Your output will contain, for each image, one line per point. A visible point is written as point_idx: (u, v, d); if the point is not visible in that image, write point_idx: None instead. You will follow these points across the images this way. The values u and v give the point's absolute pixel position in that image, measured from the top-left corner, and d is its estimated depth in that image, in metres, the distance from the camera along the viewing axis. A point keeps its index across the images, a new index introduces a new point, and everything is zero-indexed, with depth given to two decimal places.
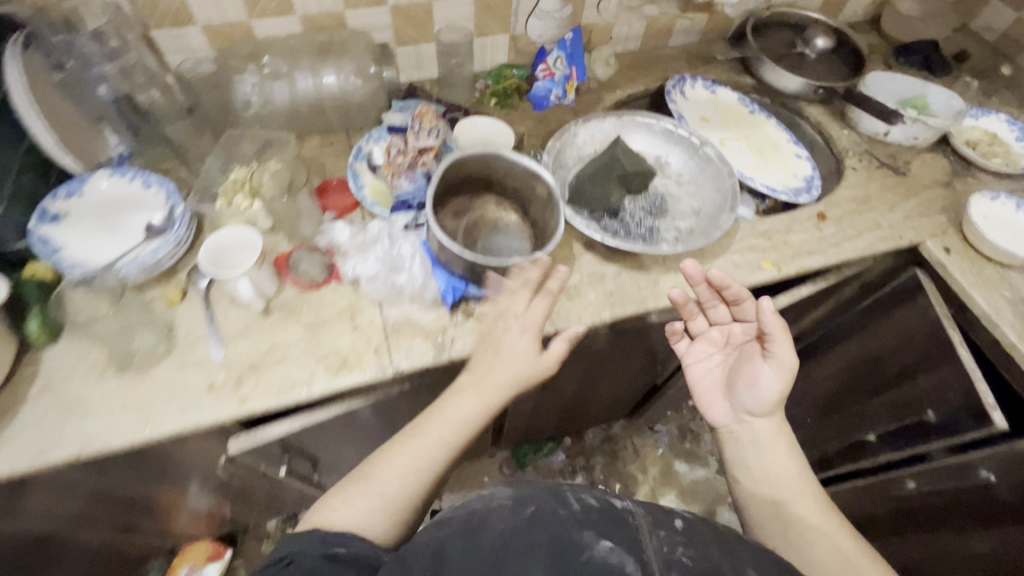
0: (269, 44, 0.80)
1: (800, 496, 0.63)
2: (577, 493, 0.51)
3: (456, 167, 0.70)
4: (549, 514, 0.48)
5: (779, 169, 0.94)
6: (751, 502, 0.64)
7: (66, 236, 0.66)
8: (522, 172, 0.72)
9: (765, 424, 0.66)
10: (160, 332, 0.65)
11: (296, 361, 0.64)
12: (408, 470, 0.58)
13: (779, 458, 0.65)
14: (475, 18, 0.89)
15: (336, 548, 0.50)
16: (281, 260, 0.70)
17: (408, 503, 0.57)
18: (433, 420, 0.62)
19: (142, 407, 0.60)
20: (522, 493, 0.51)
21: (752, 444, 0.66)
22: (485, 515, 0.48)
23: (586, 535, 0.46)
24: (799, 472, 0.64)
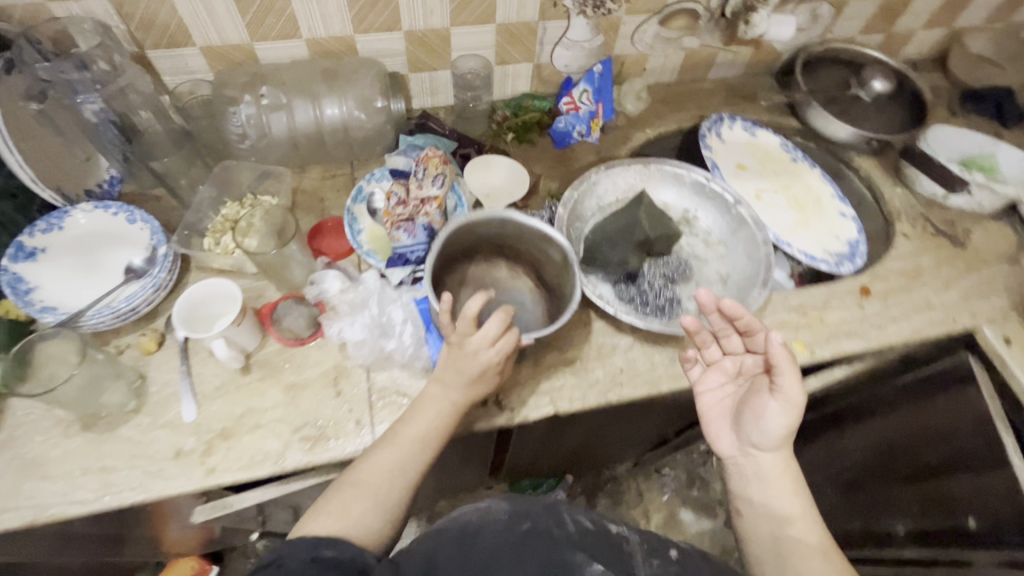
0: (273, 68, 0.74)
1: (811, 542, 0.54)
2: (572, 515, 0.55)
3: (461, 234, 0.63)
4: (543, 532, 0.52)
5: (820, 229, 0.85)
6: (755, 551, 0.56)
7: (41, 275, 0.62)
8: (532, 235, 0.64)
9: (772, 459, 0.57)
10: (131, 387, 0.60)
11: (272, 428, 0.60)
12: (363, 499, 0.52)
13: (782, 496, 0.56)
14: (496, 45, 0.82)
15: (324, 550, 0.46)
16: (265, 313, 0.65)
17: (395, 507, 0.53)
18: (392, 441, 0.56)
19: (104, 471, 0.56)
20: (519, 509, 0.55)
21: (754, 480, 0.57)
22: (483, 526, 0.52)
23: (578, 556, 0.50)
24: (804, 513, 0.56)
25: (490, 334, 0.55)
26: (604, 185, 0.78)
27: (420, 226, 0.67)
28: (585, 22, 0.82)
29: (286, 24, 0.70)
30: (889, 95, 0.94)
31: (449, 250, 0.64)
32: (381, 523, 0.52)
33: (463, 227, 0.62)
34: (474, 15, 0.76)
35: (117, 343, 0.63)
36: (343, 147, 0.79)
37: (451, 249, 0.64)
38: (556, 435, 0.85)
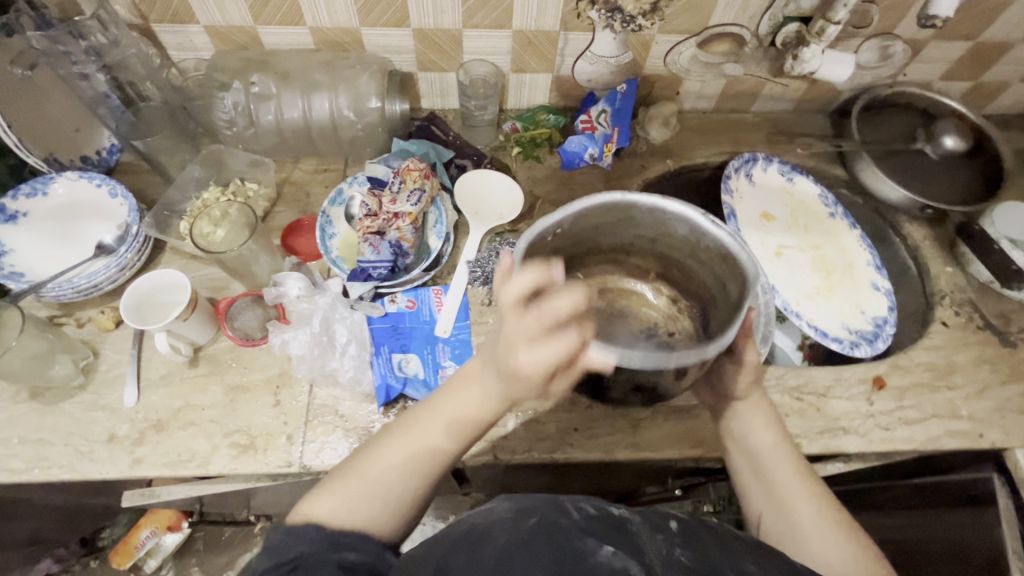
0: (276, 53, 0.72)
1: (789, 466, 0.52)
2: (576, 501, 0.43)
3: (618, 218, 0.56)
4: (550, 523, 0.40)
5: (842, 299, 0.76)
6: (740, 484, 0.54)
7: (17, 239, 0.63)
8: (714, 251, 0.54)
9: (750, 401, 0.55)
10: (80, 363, 0.61)
11: (204, 428, 0.59)
12: (372, 499, 0.45)
13: (757, 429, 0.54)
14: (512, 52, 0.76)
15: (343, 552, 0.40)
16: (220, 308, 0.64)
17: (411, 502, 0.46)
18: (403, 447, 0.47)
19: (39, 443, 0.57)
20: (523, 504, 0.43)
21: (734, 417, 0.55)
22: (484, 531, 0.41)
23: (590, 541, 0.39)
24: (778, 441, 0.54)
25: (530, 330, 0.41)
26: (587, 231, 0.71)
27: (387, 241, 0.64)
28: (615, 38, 0.74)
29: (289, 9, 0.67)
30: (961, 154, 0.81)
31: (594, 226, 0.56)
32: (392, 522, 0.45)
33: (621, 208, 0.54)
34: (490, 18, 0.71)
35: (80, 315, 0.64)
36: (339, 143, 0.76)
37: (604, 230, 0.57)
38: (512, 474, 0.80)
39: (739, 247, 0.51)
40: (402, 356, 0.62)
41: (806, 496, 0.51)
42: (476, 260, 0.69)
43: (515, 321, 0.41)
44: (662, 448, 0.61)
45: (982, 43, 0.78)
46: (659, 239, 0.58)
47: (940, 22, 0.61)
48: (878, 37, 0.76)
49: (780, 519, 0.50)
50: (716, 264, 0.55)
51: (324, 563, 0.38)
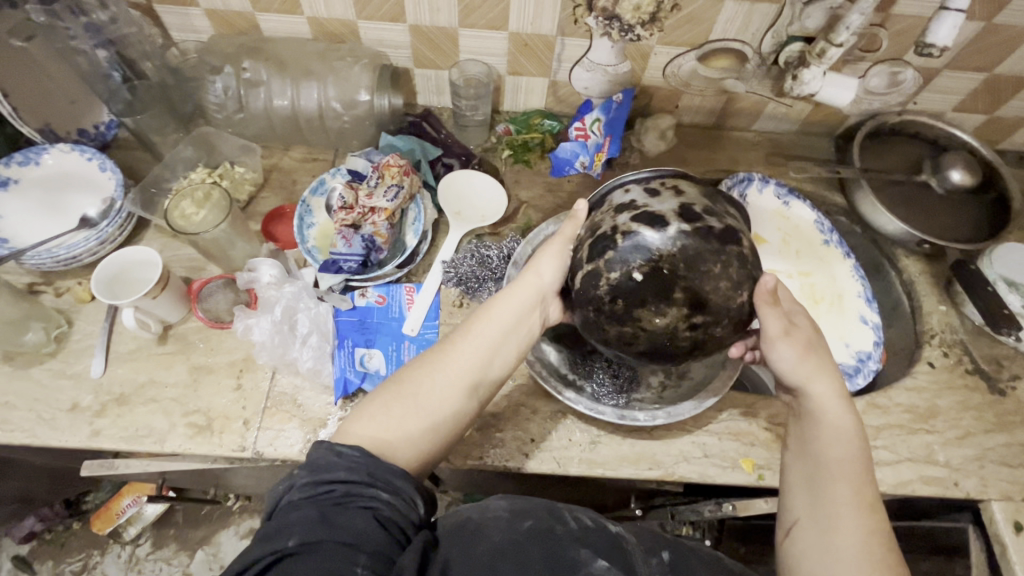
0: (273, 41, 0.72)
1: (849, 484, 0.46)
2: (573, 509, 0.44)
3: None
4: (546, 530, 0.41)
5: (827, 329, 0.73)
6: (788, 486, 0.49)
7: (6, 205, 0.65)
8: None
9: (823, 394, 0.50)
10: (54, 330, 0.62)
11: (164, 406, 0.60)
12: (405, 408, 0.46)
13: (824, 437, 0.49)
14: (508, 55, 0.75)
15: (378, 489, 0.40)
16: (193, 289, 0.65)
17: (443, 414, 0.47)
18: (435, 368, 0.48)
19: (4, 406, 0.59)
20: (520, 505, 0.43)
21: (806, 420, 0.50)
22: (478, 526, 0.41)
23: (584, 553, 0.40)
24: (845, 456, 0.47)
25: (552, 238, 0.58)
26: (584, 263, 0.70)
27: (361, 235, 0.65)
28: (615, 48, 0.72)
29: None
30: (967, 190, 0.77)
31: None
32: (422, 432, 0.46)
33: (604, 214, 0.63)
34: (485, 20, 0.70)
35: (60, 285, 0.66)
36: (329, 134, 0.77)
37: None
38: (474, 477, 0.80)
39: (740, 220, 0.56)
40: (364, 351, 0.62)
41: (851, 518, 0.44)
42: (451, 261, 0.68)
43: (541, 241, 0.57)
44: (619, 467, 0.60)
45: (999, 77, 0.74)
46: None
47: (937, 51, 0.59)
48: (887, 62, 0.73)
49: (817, 530, 0.45)
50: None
51: (359, 514, 0.38)
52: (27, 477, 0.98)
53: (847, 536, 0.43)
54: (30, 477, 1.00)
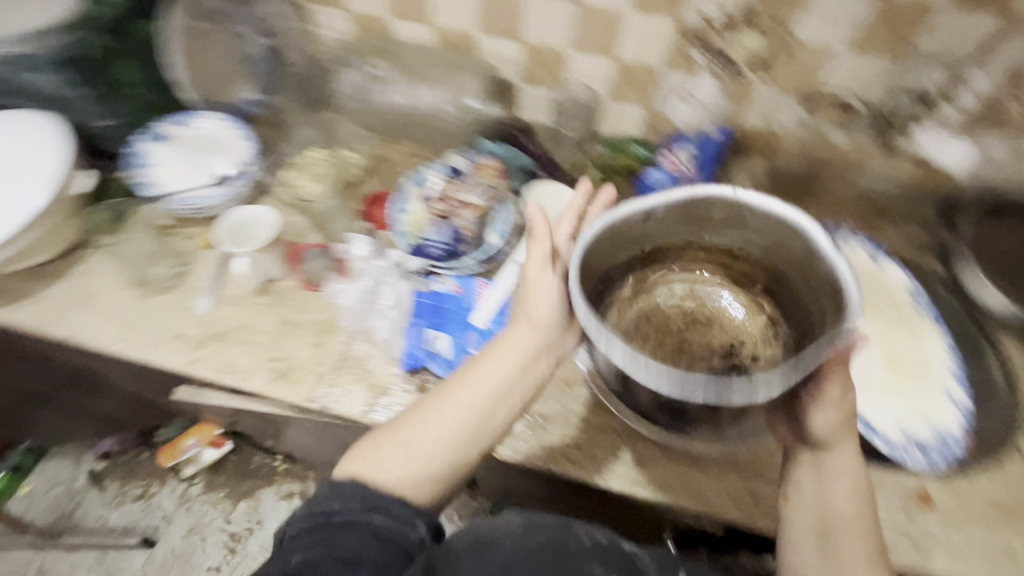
0: (401, 46, 0.80)
1: (859, 542, 0.47)
2: (587, 529, 0.52)
3: (733, 224, 0.52)
4: (557, 545, 0.49)
5: (908, 401, 0.67)
6: (793, 536, 0.50)
7: (156, 155, 0.76)
8: (823, 288, 0.49)
9: (842, 454, 0.50)
10: (176, 267, 0.71)
11: (253, 349, 0.66)
12: (398, 449, 0.51)
13: (838, 491, 0.49)
14: (611, 81, 0.78)
15: (373, 514, 0.47)
16: (295, 251, 0.72)
17: (436, 457, 0.51)
18: (429, 415, 0.53)
19: (124, 324, 0.68)
20: (532, 523, 0.52)
21: (822, 473, 0.50)
22: (492, 538, 0.50)
23: (594, 567, 0.48)
24: (860, 513, 0.48)
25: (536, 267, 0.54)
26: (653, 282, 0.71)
27: (450, 225, 0.70)
28: (714, 85, 0.75)
29: (416, 6, 0.75)
30: None
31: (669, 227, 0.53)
32: (416, 476, 0.51)
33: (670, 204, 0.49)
34: (593, 45, 0.74)
35: (185, 232, 0.75)
36: (433, 134, 0.84)
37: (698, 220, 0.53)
38: (511, 480, 0.81)
39: (854, 292, 0.44)
40: (433, 333, 0.66)
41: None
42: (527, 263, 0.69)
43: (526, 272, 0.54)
44: (660, 492, 0.60)
45: None
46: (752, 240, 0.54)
47: None
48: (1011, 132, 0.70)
49: None
50: (824, 302, 0.49)
51: (359, 530, 0.45)
52: (118, 400, 1.10)
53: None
54: (120, 401, 1.12)
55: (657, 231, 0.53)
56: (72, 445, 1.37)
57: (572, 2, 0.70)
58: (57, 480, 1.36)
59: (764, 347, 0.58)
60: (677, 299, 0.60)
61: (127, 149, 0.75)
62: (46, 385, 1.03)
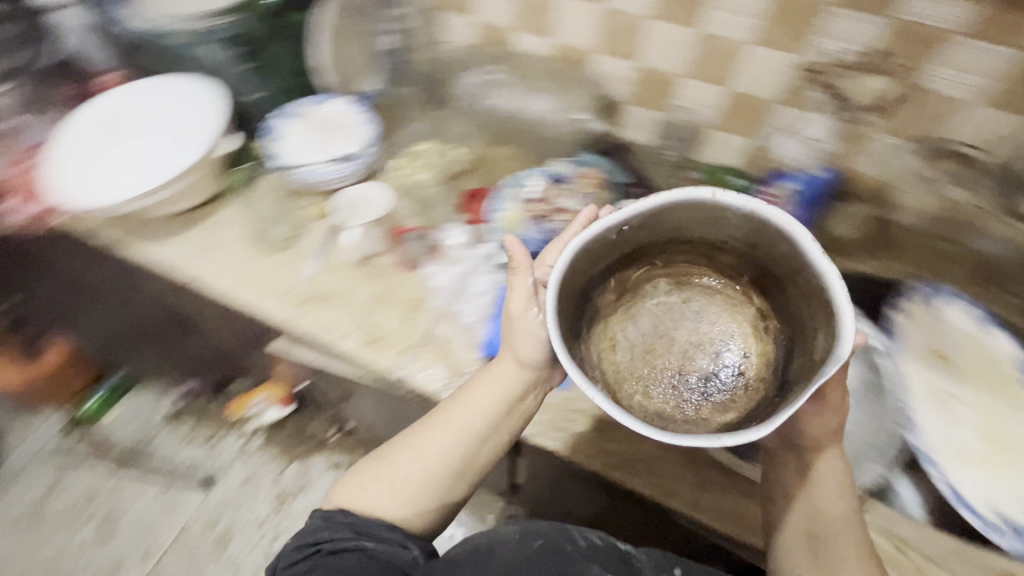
0: (521, 56, 0.85)
1: (849, 544, 0.52)
2: (582, 534, 0.59)
3: (709, 217, 0.48)
4: (553, 547, 0.55)
5: (1005, 482, 0.62)
6: (787, 542, 0.55)
7: (286, 129, 0.84)
8: (813, 293, 0.45)
9: (829, 458, 0.54)
10: (292, 230, 0.79)
11: (348, 313, 0.72)
12: (380, 483, 0.60)
13: (828, 494, 0.53)
14: (720, 109, 0.79)
15: (363, 539, 0.55)
16: (397, 230, 0.77)
17: (414, 488, 0.59)
18: (411, 451, 0.61)
19: (242, 274, 0.76)
20: (527, 530, 0.58)
21: (810, 481, 0.54)
22: (489, 547, 0.56)
23: (593, 568, 0.54)
24: (848, 511, 0.53)
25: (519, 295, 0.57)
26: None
27: (544, 225, 0.73)
28: (828, 123, 0.74)
29: (540, 18, 0.81)
30: None
31: (647, 231, 0.50)
32: (396, 505, 0.59)
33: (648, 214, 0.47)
34: (707, 72, 0.76)
35: (302, 201, 0.82)
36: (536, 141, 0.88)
37: (675, 217, 0.48)
38: (561, 485, 0.82)
39: (848, 309, 0.42)
40: None
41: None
42: None
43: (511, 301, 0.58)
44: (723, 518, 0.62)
45: None
46: (733, 230, 0.49)
47: None
48: None
49: None
50: (816, 308, 0.45)
51: (352, 553, 0.53)
52: (209, 347, 1.21)
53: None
54: (209, 348, 1.23)
55: (634, 235, 0.50)
56: (158, 382, 1.51)
57: (693, 28, 0.72)
58: (141, 410, 1.50)
59: (756, 344, 0.53)
60: (663, 297, 0.55)
61: (264, 123, 0.84)
62: (152, 322, 1.14)
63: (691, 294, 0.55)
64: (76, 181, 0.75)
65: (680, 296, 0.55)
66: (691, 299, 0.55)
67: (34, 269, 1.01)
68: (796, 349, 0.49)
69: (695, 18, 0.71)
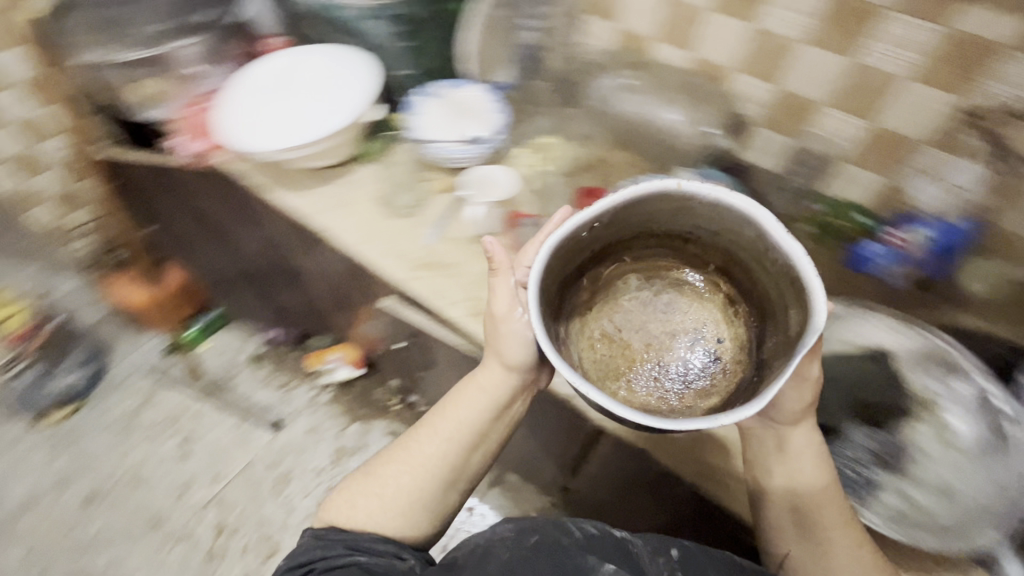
0: (657, 66, 0.87)
1: (827, 506, 0.60)
2: (578, 525, 0.63)
3: (676, 208, 0.53)
4: (552, 542, 0.59)
5: None
6: (773, 512, 0.63)
7: (423, 106, 0.89)
8: (780, 273, 0.50)
9: (798, 434, 0.61)
10: (416, 199, 0.85)
11: (461, 283, 0.77)
12: (369, 498, 0.67)
13: (804, 467, 0.61)
14: (859, 143, 0.77)
15: (358, 553, 0.61)
16: (514, 215, 0.80)
17: (404, 499, 0.67)
18: (398, 466, 0.68)
19: (369, 232, 0.82)
20: (521, 527, 0.62)
21: (785, 457, 0.62)
22: (487, 547, 0.60)
23: (591, 559, 0.58)
24: (826, 485, 0.61)
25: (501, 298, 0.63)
26: (830, 332, 0.71)
27: None
28: (981, 173, 0.70)
29: (683, 33, 0.83)
30: None
31: (619, 226, 0.54)
32: (386, 517, 0.66)
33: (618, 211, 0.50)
34: (854, 104, 0.74)
35: (427, 175, 0.88)
36: None
37: (639, 215, 0.53)
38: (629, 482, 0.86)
39: (818, 286, 0.46)
40: None
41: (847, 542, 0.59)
42: None
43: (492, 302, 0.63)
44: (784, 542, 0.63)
45: None
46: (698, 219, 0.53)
47: None
48: None
49: (806, 549, 0.61)
50: (787, 290, 0.50)
51: (350, 564, 0.59)
52: (304, 299, 1.30)
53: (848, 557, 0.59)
54: (304, 301, 1.32)
55: (604, 234, 0.54)
56: (249, 325, 1.63)
57: (848, 58, 0.71)
58: (229, 347, 1.62)
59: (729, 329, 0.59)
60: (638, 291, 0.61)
61: (405, 98, 0.91)
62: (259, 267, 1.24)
63: (661, 287, 0.60)
64: (240, 128, 0.84)
65: (654, 288, 0.61)
66: (662, 292, 0.60)
67: (174, 202, 1.11)
68: (768, 331, 0.54)
69: (851, 48, 0.70)
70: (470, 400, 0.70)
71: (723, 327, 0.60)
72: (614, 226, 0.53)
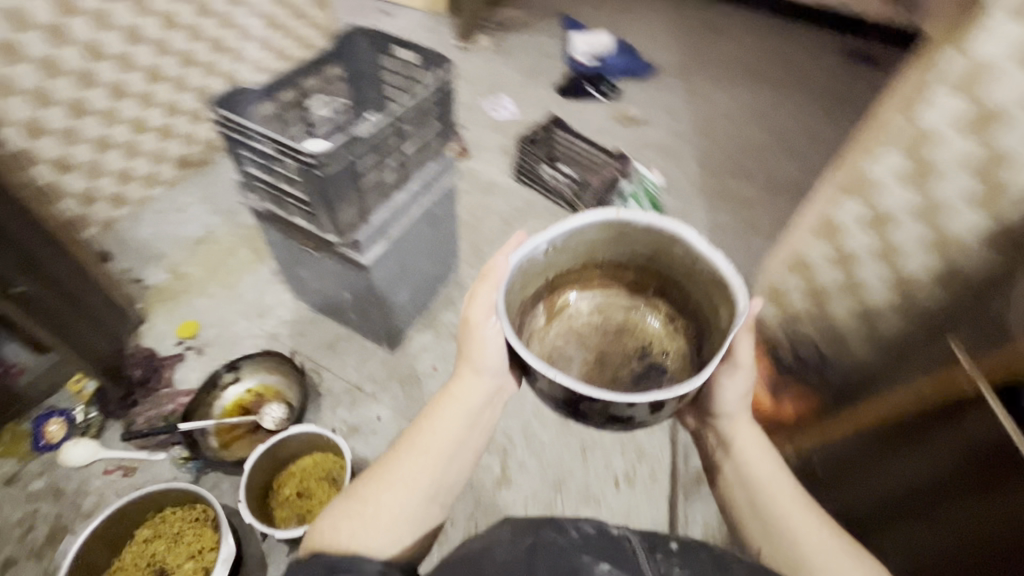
0: None
1: (778, 492, 0.84)
2: (574, 526, 0.74)
3: (616, 231, 0.77)
4: (551, 542, 0.71)
5: None
6: (732, 493, 0.89)
7: None
8: (711, 278, 0.74)
9: (739, 429, 0.91)
10: None
11: None
12: (350, 515, 0.82)
13: (755, 464, 0.88)
14: None
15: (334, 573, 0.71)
16: None
17: (389, 514, 0.82)
18: (378, 486, 0.85)
19: None
20: (520, 531, 0.73)
21: (737, 449, 0.90)
22: (486, 551, 0.70)
23: (585, 558, 0.69)
24: (771, 479, 0.86)
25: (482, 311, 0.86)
26: None
27: None
28: None
29: None
30: None
31: (569, 253, 0.80)
32: (368, 536, 0.80)
33: (567, 237, 0.76)
34: None
35: None
36: None
37: (592, 242, 0.79)
38: None
39: (735, 284, 0.70)
40: None
41: (804, 525, 0.80)
42: None
43: (470, 312, 0.87)
44: None
45: None
46: (640, 245, 0.79)
47: None
48: None
49: (762, 533, 0.83)
50: (713, 296, 0.75)
51: None
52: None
53: (808, 532, 0.79)
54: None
55: (563, 253, 0.79)
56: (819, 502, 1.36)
57: None
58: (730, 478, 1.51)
59: (673, 345, 0.83)
60: (591, 308, 0.87)
61: None
62: None
63: (605, 304, 0.87)
64: None
65: (602, 315, 0.87)
66: (603, 305, 0.87)
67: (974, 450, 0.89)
68: (705, 338, 0.78)
69: None
70: (451, 408, 0.91)
71: (669, 343, 0.84)
72: (564, 249, 0.78)
